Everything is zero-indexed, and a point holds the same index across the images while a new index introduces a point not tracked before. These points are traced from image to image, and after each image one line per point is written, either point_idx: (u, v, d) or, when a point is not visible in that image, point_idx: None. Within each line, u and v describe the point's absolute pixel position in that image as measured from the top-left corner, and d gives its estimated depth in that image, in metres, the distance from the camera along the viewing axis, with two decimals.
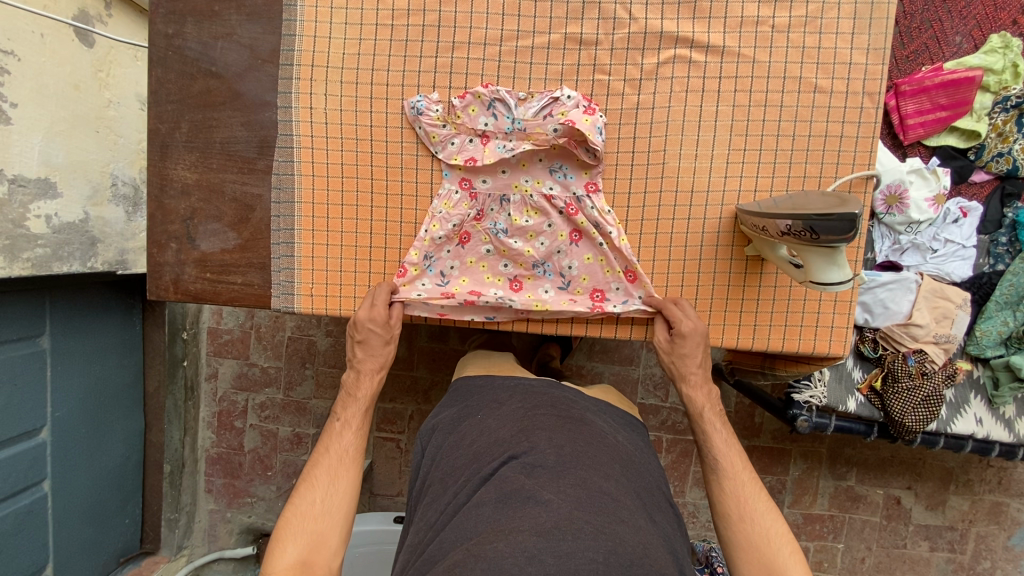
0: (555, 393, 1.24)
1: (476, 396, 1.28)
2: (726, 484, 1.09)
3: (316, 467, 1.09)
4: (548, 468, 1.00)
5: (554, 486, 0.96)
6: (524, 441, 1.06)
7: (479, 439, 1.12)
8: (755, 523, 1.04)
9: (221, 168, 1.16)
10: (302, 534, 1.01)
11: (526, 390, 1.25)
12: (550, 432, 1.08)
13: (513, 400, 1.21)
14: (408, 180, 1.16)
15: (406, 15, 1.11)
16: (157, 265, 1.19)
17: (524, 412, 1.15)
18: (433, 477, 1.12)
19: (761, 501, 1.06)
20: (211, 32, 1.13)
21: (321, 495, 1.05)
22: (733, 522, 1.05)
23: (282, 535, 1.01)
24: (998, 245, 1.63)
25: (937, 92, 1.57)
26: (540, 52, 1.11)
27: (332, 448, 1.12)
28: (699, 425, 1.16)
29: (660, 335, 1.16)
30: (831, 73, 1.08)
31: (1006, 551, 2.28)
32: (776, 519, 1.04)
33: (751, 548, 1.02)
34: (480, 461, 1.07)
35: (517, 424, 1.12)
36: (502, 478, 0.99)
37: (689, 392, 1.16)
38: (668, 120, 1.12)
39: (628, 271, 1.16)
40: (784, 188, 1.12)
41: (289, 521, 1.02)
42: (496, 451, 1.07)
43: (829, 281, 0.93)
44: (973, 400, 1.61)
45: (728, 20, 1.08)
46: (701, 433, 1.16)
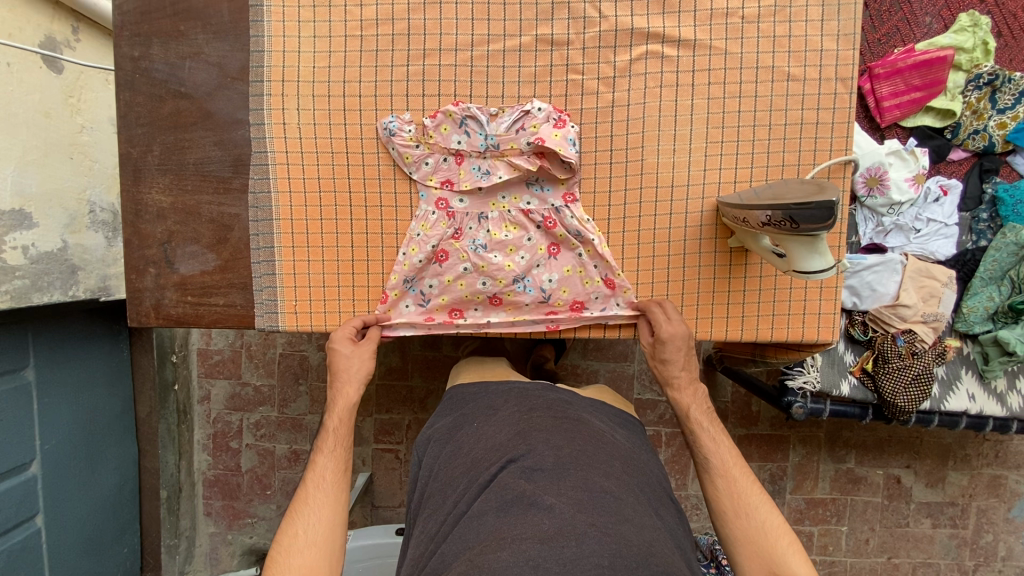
0: (550, 395, 1.24)
1: (471, 403, 1.27)
2: (718, 481, 1.09)
3: (301, 499, 1.08)
4: (548, 470, 1.00)
5: (556, 489, 0.96)
6: (522, 445, 1.06)
7: (476, 447, 1.11)
8: (750, 518, 1.03)
9: (196, 189, 1.14)
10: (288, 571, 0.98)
11: (521, 393, 1.25)
12: (547, 434, 1.08)
13: (508, 405, 1.20)
14: (386, 191, 1.14)
15: (375, 25, 1.10)
16: (137, 291, 1.17)
17: (520, 417, 1.15)
18: (432, 488, 1.11)
19: (754, 494, 1.06)
20: (178, 52, 1.11)
21: (304, 526, 1.04)
22: (728, 518, 1.05)
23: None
24: (980, 221, 1.64)
25: (911, 73, 1.57)
26: (511, 55, 1.10)
27: (311, 476, 1.10)
28: (688, 426, 1.16)
29: (644, 337, 1.17)
30: (804, 61, 1.09)
31: (1007, 524, 2.30)
32: (770, 511, 1.04)
33: (748, 542, 1.01)
34: (478, 467, 1.06)
35: (513, 428, 1.12)
36: (502, 483, 0.98)
37: (676, 390, 1.17)
38: (643, 116, 1.11)
39: (607, 280, 1.15)
40: (764, 178, 1.12)
41: (276, 560, 1.01)
42: (494, 457, 1.06)
43: (811, 269, 0.93)
44: (964, 376, 1.62)
45: (698, 13, 1.08)
46: (691, 434, 1.16)
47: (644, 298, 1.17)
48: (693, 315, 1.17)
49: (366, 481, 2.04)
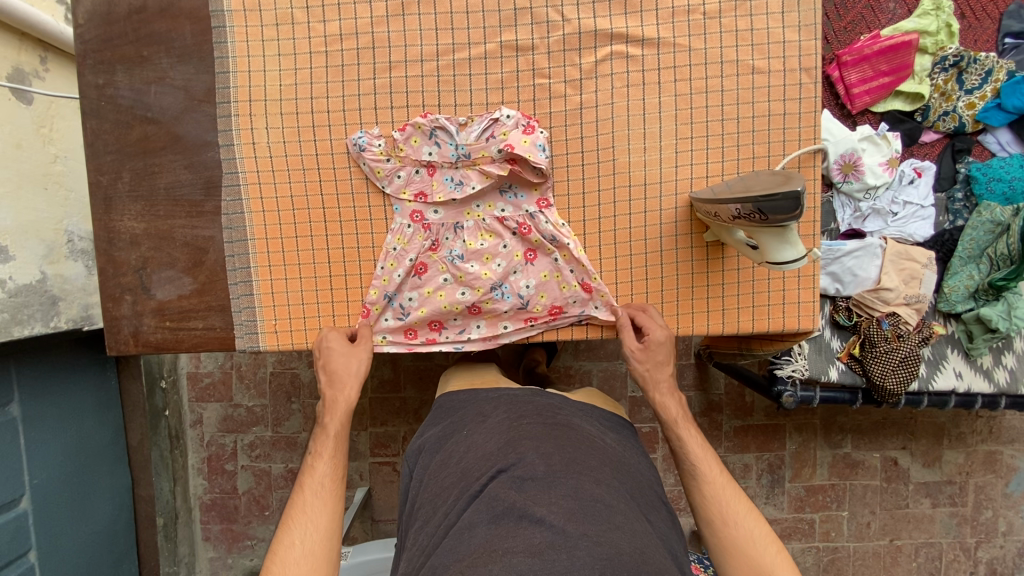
0: (540, 400, 1.23)
1: (461, 412, 1.27)
2: (706, 489, 1.08)
3: (294, 506, 1.05)
4: (538, 480, 0.99)
5: (547, 499, 0.95)
6: (512, 454, 1.05)
7: (466, 456, 1.10)
8: (739, 525, 1.03)
9: (169, 215, 1.14)
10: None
11: (511, 400, 1.24)
12: (537, 441, 1.08)
13: (498, 412, 1.20)
14: (360, 205, 1.14)
15: (340, 40, 1.10)
16: (114, 319, 1.16)
17: (510, 424, 1.14)
18: (422, 499, 1.10)
19: (741, 501, 1.06)
20: (142, 77, 1.11)
21: (302, 534, 1.01)
22: (718, 527, 1.04)
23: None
24: (956, 201, 1.66)
25: (877, 59, 1.58)
26: (477, 63, 1.10)
27: (308, 482, 1.07)
28: (673, 431, 1.14)
29: (629, 344, 1.13)
30: (767, 54, 1.10)
31: (1006, 499, 2.33)
32: (757, 518, 1.04)
33: (738, 551, 1.01)
34: (468, 477, 1.05)
35: (503, 436, 1.11)
36: (492, 494, 0.97)
37: (661, 398, 1.16)
38: (612, 116, 1.12)
39: (584, 283, 1.15)
40: (735, 171, 1.12)
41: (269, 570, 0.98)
42: (484, 466, 1.05)
43: (783, 259, 0.93)
44: (950, 355, 1.64)
45: (660, 12, 1.09)
46: (677, 440, 1.14)
47: (624, 298, 1.17)
48: (673, 312, 1.17)
49: (364, 496, 2.02)
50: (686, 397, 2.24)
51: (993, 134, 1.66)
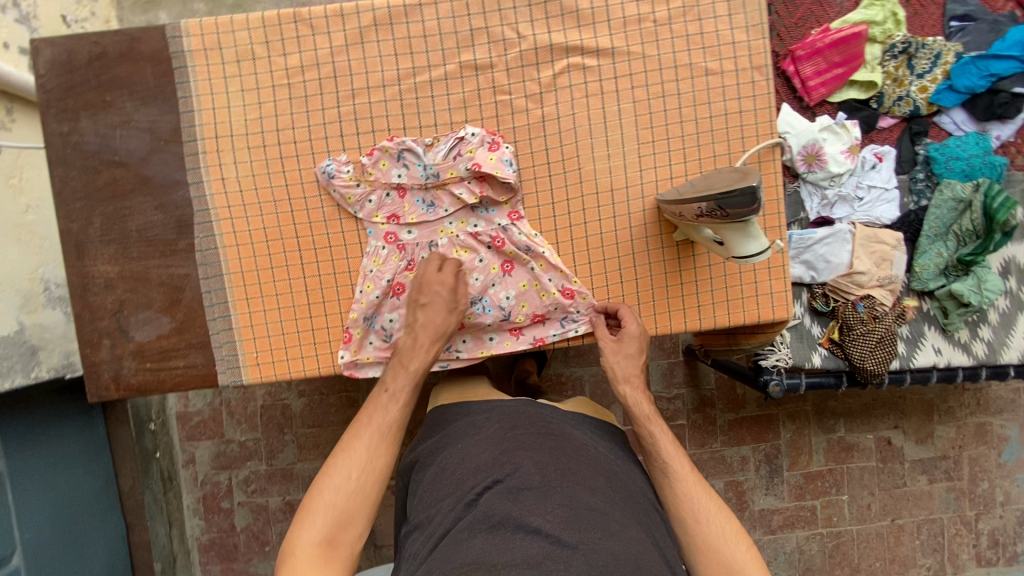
0: (531, 410, 1.21)
1: (453, 423, 1.25)
2: (678, 488, 1.08)
3: (352, 437, 1.03)
4: (532, 490, 0.99)
5: (542, 508, 0.96)
6: (507, 465, 1.05)
7: (460, 467, 1.09)
8: (709, 523, 1.05)
9: (142, 256, 1.14)
10: (327, 511, 0.97)
11: (504, 410, 1.21)
12: (532, 451, 1.07)
13: (491, 422, 1.18)
14: (333, 231, 1.15)
15: (302, 72, 1.12)
16: (94, 365, 1.15)
17: (504, 434, 1.13)
18: (417, 509, 1.10)
19: (712, 499, 1.07)
20: (107, 122, 1.11)
21: (359, 471, 1.00)
22: (689, 525, 1.06)
23: (304, 509, 0.98)
24: (918, 181, 1.70)
25: (830, 51, 1.63)
26: (439, 85, 1.13)
27: (378, 420, 1.04)
28: (642, 427, 1.12)
29: (605, 335, 1.15)
30: (718, 56, 1.13)
31: (1000, 469, 2.36)
32: (728, 516, 1.06)
33: (707, 548, 1.04)
34: (463, 487, 1.05)
35: (498, 446, 1.10)
36: (488, 503, 0.98)
37: (632, 395, 1.14)
38: (574, 127, 1.15)
39: (564, 289, 1.16)
40: (698, 171, 1.15)
41: (314, 495, 0.98)
42: (479, 476, 1.05)
43: (748, 253, 0.96)
44: (928, 332, 1.67)
45: (612, 23, 1.12)
46: (648, 438, 1.12)
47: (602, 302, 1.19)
48: (651, 312, 1.19)
49: None
50: (678, 395, 2.25)
51: (948, 114, 1.69)
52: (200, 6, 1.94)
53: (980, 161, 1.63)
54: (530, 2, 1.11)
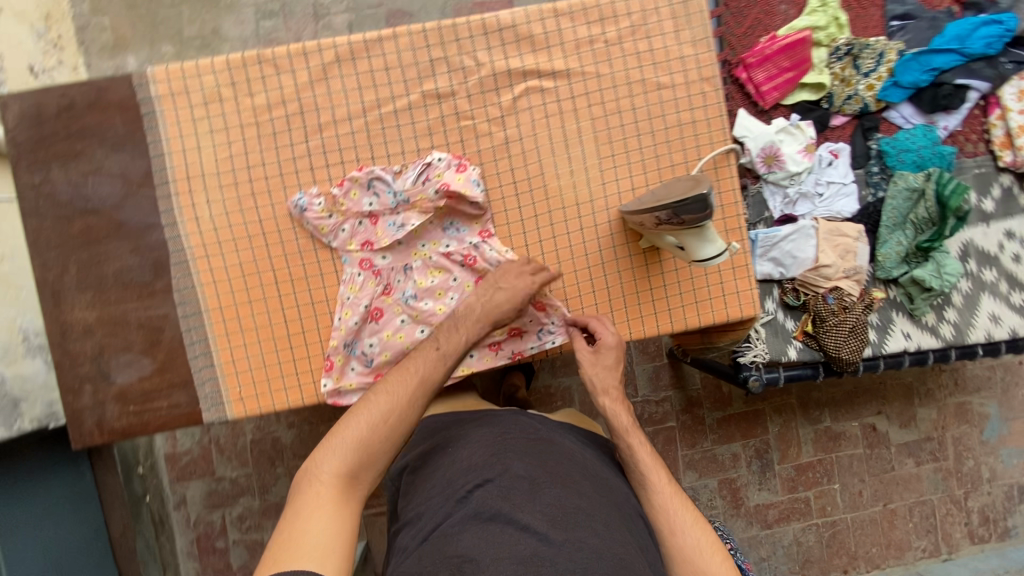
0: (520, 418, 1.22)
1: (445, 429, 1.26)
2: (655, 499, 1.12)
3: (391, 383, 1.05)
4: (521, 490, 1.00)
5: (531, 507, 0.98)
6: (500, 467, 1.05)
7: (452, 470, 1.10)
8: (685, 535, 1.09)
9: (120, 299, 1.15)
10: (356, 449, 0.99)
11: (494, 418, 1.23)
12: (521, 453, 1.08)
13: (481, 427, 1.19)
14: (309, 262, 1.18)
15: (269, 110, 1.15)
16: (76, 412, 1.15)
17: (494, 438, 1.14)
18: (409, 509, 1.11)
19: (688, 510, 1.11)
20: (78, 170, 1.13)
21: (397, 418, 1.02)
22: (665, 537, 1.10)
23: (330, 440, 1.00)
24: (873, 174, 1.75)
25: (778, 57, 1.71)
26: (403, 114, 1.17)
27: (422, 372, 1.06)
28: (621, 440, 1.16)
29: (582, 347, 1.18)
30: (668, 70, 1.19)
31: (983, 446, 2.42)
32: (704, 529, 1.09)
33: (684, 560, 1.07)
34: (454, 485, 1.06)
35: (488, 449, 1.11)
36: (480, 499, 1.00)
37: (611, 405, 1.17)
38: (537, 146, 1.19)
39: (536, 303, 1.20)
40: (658, 180, 1.20)
41: (345, 430, 1.00)
42: (469, 476, 1.06)
43: (706, 257, 1.01)
44: (896, 318, 1.73)
45: (565, 45, 1.18)
46: (626, 449, 1.16)
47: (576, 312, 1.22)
48: (624, 319, 1.23)
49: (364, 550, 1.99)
50: (666, 397, 2.28)
51: (896, 109, 1.77)
52: (168, 48, 1.97)
53: (928, 151, 1.71)
54: (486, 31, 1.16)
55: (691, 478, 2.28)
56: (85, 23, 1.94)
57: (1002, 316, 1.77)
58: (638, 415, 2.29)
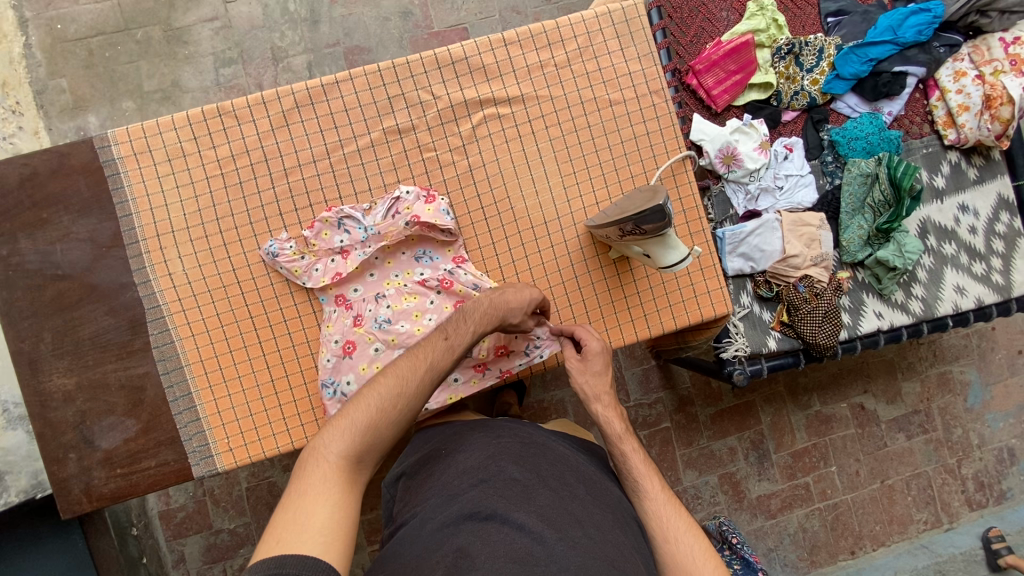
0: (515, 424, 1.21)
1: (436, 434, 1.24)
2: (648, 506, 1.13)
3: (399, 368, 1.02)
4: (515, 491, 1.01)
5: (526, 507, 0.98)
6: (494, 469, 1.05)
7: (447, 473, 1.09)
8: (679, 542, 1.09)
9: (99, 362, 1.14)
10: (363, 432, 0.96)
11: (488, 422, 1.21)
12: (515, 457, 1.08)
13: (475, 431, 1.18)
14: (286, 305, 1.19)
15: (233, 161, 1.17)
16: (62, 482, 1.12)
17: (489, 441, 1.13)
18: (404, 510, 1.10)
19: (681, 517, 1.12)
20: (46, 238, 1.13)
21: (405, 403, 1.00)
22: (660, 542, 1.10)
23: (336, 422, 0.97)
24: (828, 164, 1.82)
25: (725, 62, 1.77)
26: (367, 152, 1.19)
27: (430, 358, 1.04)
28: (614, 448, 1.17)
29: (571, 356, 1.20)
30: (618, 87, 1.24)
31: (969, 414, 2.49)
32: (698, 535, 1.10)
33: (678, 567, 1.08)
34: (450, 488, 1.04)
35: (482, 453, 1.10)
36: (475, 498, 0.99)
37: (604, 412, 1.17)
38: (500, 170, 1.23)
39: None
40: (620, 192, 1.25)
41: (352, 413, 0.98)
42: (464, 480, 1.05)
43: (671, 263, 1.04)
44: (866, 299, 1.79)
45: (517, 72, 1.22)
46: (620, 456, 1.17)
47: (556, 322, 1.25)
48: (603, 328, 1.25)
49: None
50: (658, 399, 2.31)
51: (842, 100, 1.85)
52: (128, 103, 1.97)
53: (877, 138, 1.78)
54: (440, 64, 1.20)
55: (691, 477, 2.30)
56: (43, 86, 1.95)
57: (966, 286, 1.84)
58: (632, 420, 2.31)
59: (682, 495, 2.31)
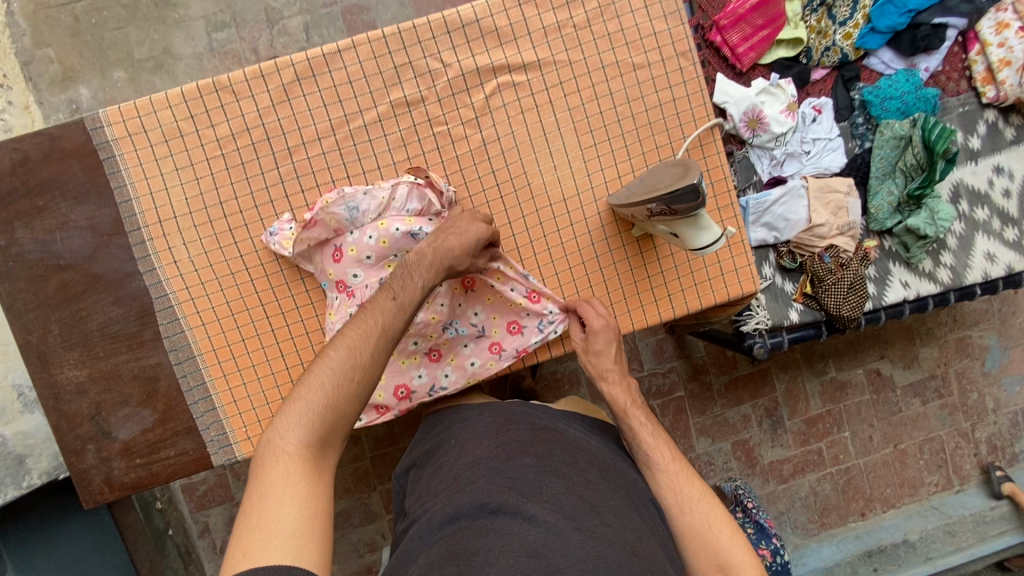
0: (525, 408, 1.18)
1: (445, 420, 1.21)
2: (661, 479, 1.12)
3: (349, 338, 0.95)
4: (527, 482, 0.97)
5: (538, 497, 0.94)
6: (505, 457, 1.02)
7: (457, 463, 1.06)
8: (694, 512, 1.08)
9: (109, 353, 1.11)
10: (320, 415, 0.90)
11: (495, 405, 1.18)
12: (527, 446, 1.05)
13: (483, 415, 1.15)
14: (297, 292, 1.15)
15: (233, 140, 1.10)
16: (82, 472, 1.12)
17: (496, 428, 1.10)
18: (416, 504, 1.07)
19: (695, 486, 1.11)
20: (44, 227, 1.08)
21: (361, 375, 0.93)
22: (674, 514, 1.10)
23: (290, 408, 0.90)
24: (858, 126, 1.72)
25: (752, 16, 1.64)
26: (374, 127, 1.12)
27: (382, 323, 0.97)
28: (624, 421, 1.16)
29: (577, 335, 1.18)
30: (642, 49, 1.15)
31: (986, 378, 2.46)
32: (713, 503, 1.09)
33: (695, 537, 1.07)
34: (459, 481, 1.00)
35: (492, 441, 1.06)
36: (484, 488, 0.95)
37: (614, 394, 1.16)
38: (516, 143, 1.15)
39: (530, 294, 1.15)
40: (644, 165, 1.18)
41: (305, 395, 0.90)
42: (473, 471, 1.01)
43: (703, 245, 0.98)
44: (893, 268, 1.72)
45: (533, 35, 1.13)
46: (628, 430, 1.16)
47: (571, 296, 1.20)
48: (624, 309, 1.21)
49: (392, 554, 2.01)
50: (672, 368, 2.29)
51: (876, 55, 1.73)
52: (120, 73, 1.88)
53: (913, 97, 1.67)
54: (448, 29, 1.11)
55: (705, 444, 2.30)
56: (30, 58, 1.85)
57: (998, 253, 1.76)
58: (646, 388, 2.31)
59: (695, 462, 2.32)
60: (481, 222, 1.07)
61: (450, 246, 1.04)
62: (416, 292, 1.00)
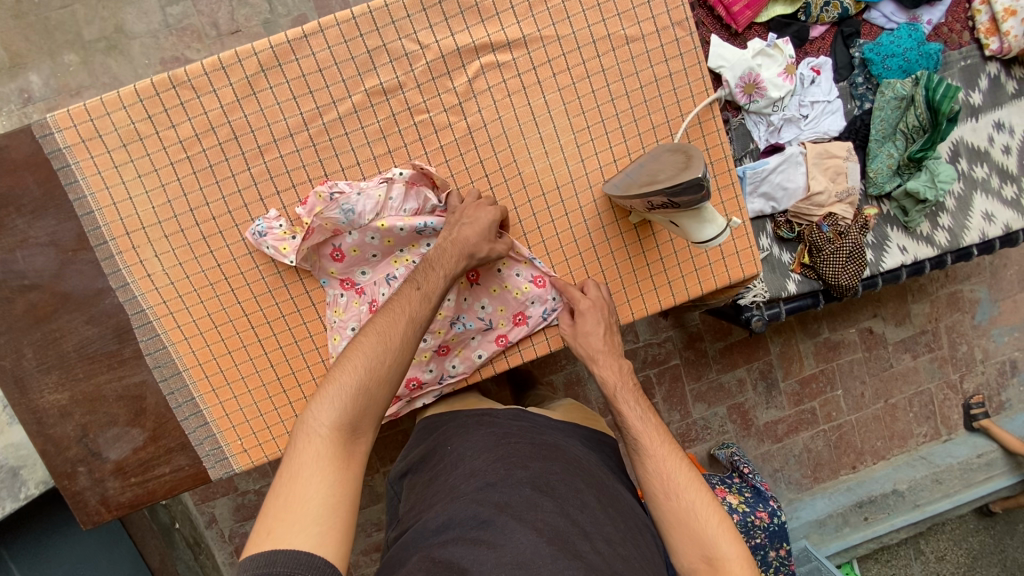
0: (524, 422, 1.16)
1: (442, 427, 1.19)
2: (649, 464, 1.06)
3: (378, 325, 0.93)
4: (522, 499, 0.95)
5: (533, 514, 0.93)
6: (504, 473, 0.99)
7: (451, 475, 1.04)
8: (682, 498, 1.04)
9: (90, 374, 1.07)
10: (353, 399, 0.88)
11: (495, 417, 1.16)
12: (527, 460, 1.03)
13: (482, 427, 1.13)
14: (283, 300, 1.09)
15: (198, 141, 1.02)
16: (76, 494, 1.09)
17: (496, 442, 1.07)
18: (409, 513, 1.05)
19: (684, 472, 1.06)
20: (4, 245, 1.01)
21: (394, 360, 0.92)
22: (661, 500, 1.05)
23: (323, 391, 0.89)
24: (858, 86, 1.65)
25: None
26: (350, 119, 1.04)
27: (410, 313, 0.95)
28: (615, 408, 1.11)
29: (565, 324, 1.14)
30: (636, 19, 1.07)
31: (976, 330, 2.49)
32: (700, 490, 1.05)
33: (679, 524, 1.03)
34: (457, 490, 0.99)
35: (492, 453, 1.05)
36: (478, 502, 0.94)
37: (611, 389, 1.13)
38: (505, 130, 1.08)
39: (535, 278, 1.12)
40: (641, 147, 1.11)
41: (339, 378, 0.89)
42: (471, 481, 1.00)
43: (707, 238, 0.94)
44: (891, 233, 1.69)
45: (516, 9, 1.04)
46: (616, 415, 1.11)
47: (567, 278, 1.15)
48: (623, 298, 1.17)
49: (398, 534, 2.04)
50: (667, 337, 2.28)
51: (877, 8, 1.65)
52: (71, 57, 1.73)
53: (915, 53, 1.59)
54: (424, 6, 1.02)
55: (701, 409, 2.32)
56: None
57: (995, 213, 1.73)
58: (641, 358, 2.30)
59: (692, 427, 2.34)
60: (488, 206, 1.05)
61: (457, 237, 1.01)
62: (439, 283, 0.98)
